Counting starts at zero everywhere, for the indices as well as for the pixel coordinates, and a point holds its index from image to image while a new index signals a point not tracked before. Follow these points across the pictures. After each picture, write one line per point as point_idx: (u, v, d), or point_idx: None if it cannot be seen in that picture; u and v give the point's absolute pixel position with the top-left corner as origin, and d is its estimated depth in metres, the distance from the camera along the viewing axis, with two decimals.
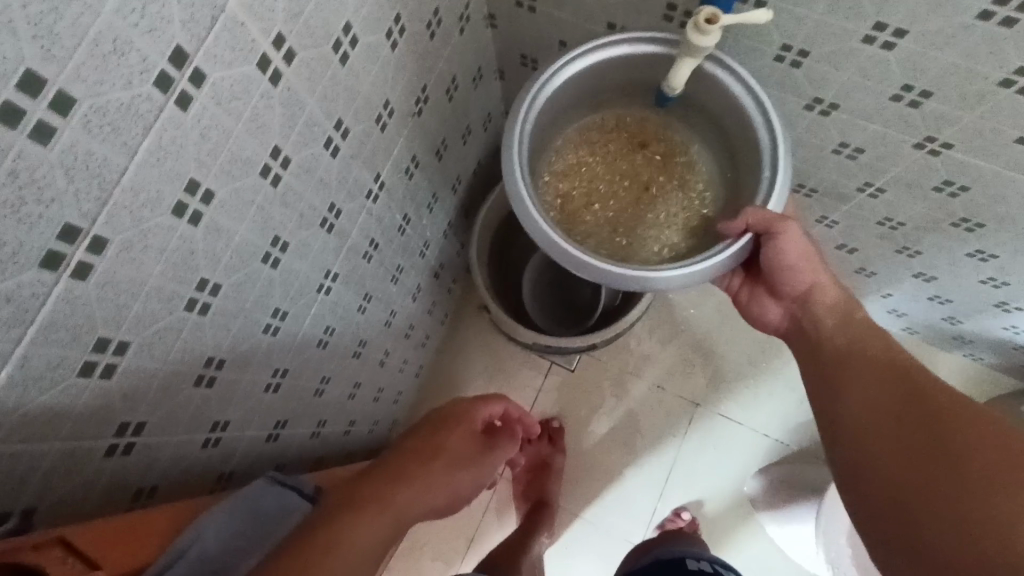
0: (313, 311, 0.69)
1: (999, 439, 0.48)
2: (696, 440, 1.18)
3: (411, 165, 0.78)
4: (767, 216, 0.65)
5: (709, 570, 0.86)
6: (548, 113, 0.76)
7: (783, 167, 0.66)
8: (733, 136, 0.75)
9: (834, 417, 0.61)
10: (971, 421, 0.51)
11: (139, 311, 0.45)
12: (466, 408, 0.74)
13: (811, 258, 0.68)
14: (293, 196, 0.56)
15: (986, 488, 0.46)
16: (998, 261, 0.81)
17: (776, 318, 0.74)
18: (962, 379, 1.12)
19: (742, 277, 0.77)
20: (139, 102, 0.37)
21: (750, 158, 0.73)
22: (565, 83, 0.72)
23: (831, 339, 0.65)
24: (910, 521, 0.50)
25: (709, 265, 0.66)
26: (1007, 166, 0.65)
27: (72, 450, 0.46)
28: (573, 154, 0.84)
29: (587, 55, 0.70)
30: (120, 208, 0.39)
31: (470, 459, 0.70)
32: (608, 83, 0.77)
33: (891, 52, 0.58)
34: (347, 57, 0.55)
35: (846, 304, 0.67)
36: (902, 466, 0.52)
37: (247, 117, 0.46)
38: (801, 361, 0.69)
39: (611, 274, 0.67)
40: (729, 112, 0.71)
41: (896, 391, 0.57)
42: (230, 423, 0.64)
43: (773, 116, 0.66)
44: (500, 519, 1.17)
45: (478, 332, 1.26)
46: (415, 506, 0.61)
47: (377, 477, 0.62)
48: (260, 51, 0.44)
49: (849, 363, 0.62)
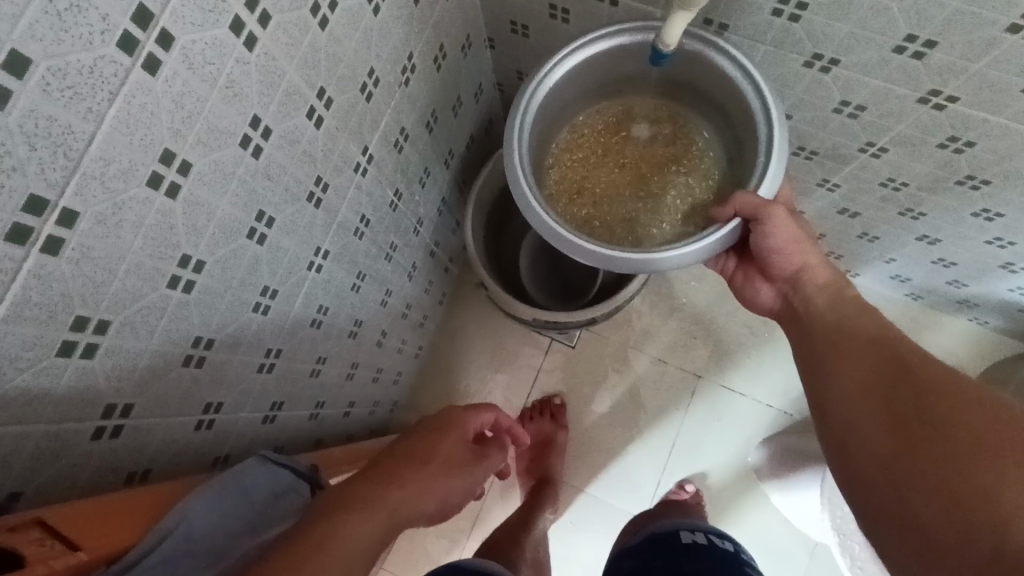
0: (304, 290, 0.68)
1: (991, 410, 0.46)
2: (699, 413, 1.17)
3: (400, 137, 0.76)
4: (756, 203, 0.64)
5: (703, 541, 0.85)
6: (550, 105, 0.75)
7: (778, 151, 0.65)
8: (735, 121, 0.73)
9: (821, 391, 0.59)
10: (957, 390, 0.49)
11: (118, 289, 0.43)
12: (459, 416, 0.74)
13: (798, 241, 0.67)
14: (276, 168, 0.54)
15: (971, 454, 0.45)
16: (1004, 220, 0.80)
17: (769, 300, 0.72)
18: (966, 344, 1.11)
19: (737, 259, 0.76)
20: (102, 64, 0.35)
21: (747, 143, 0.71)
22: (565, 76, 0.71)
23: (821, 316, 0.63)
24: (893, 489, 0.48)
25: (704, 248, 0.65)
26: (1014, 119, 0.63)
27: (58, 433, 0.45)
28: (581, 144, 0.82)
29: (583, 47, 0.69)
30: (90, 178, 0.37)
31: (464, 466, 0.70)
32: (612, 72, 0.75)
33: (894, 0, 0.56)
34: (326, 21, 0.53)
35: (837, 284, 0.65)
36: (886, 435, 0.50)
37: (222, 83, 0.44)
38: (793, 341, 0.67)
39: (618, 260, 0.67)
40: (729, 97, 0.70)
41: (888, 362, 0.55)
42: (223, 405, 0.63)
43: (771, 99, 0.65)
44: (504, 497, 1.17)
45: (476, 311, 1.25)
46: (410, 506, 0.61)
47: (370, 474, 0.61)
48: (233, 13, 0.42)
49: (836, 340, 0.60)
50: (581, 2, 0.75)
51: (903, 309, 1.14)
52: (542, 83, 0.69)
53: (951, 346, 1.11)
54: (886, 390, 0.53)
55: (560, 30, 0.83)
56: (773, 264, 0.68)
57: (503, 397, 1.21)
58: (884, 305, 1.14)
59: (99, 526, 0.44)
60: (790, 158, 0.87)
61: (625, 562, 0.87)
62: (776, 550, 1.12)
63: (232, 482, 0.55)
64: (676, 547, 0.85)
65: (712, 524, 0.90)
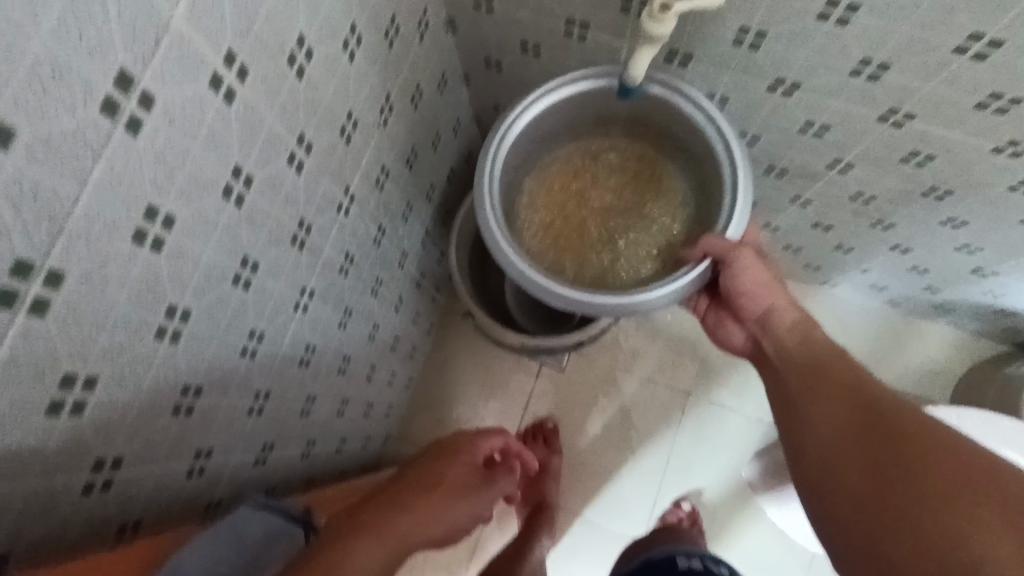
0: (291, 330, 0.68)
1: (960, 459, 0.48)
2: (691, 430, 1.18)
3: (381, 175, 0.77)
4: (721, 245, 0.67)
5: (699, 567, 0.85)
6: (521, 149, 0.77)
7: (742, 194, 0.68)
8: (701, 163, 0.75)
9: (796, 433, 0.59)
10: (927, 435, 0.50)
11: (106, 343, 0.44)
12: (467, 443, 0.77)
13: (769, 283, 0.68)
14: (259, 214, 0.55)
15: (942, 498, 0.46)
16: (970, 228, 0.82)
17: (739, 341, 0.74)
18: (946, 349, 1.14)
19: (709, 299, 0.78)
20: (85, 128, 0.36)
21: (711, 184, 0.74)
22: (536, 120, 0.74)
23: (791, 355, 0.64)
24: (870, 533, 0.49)
25: (678, 287, 0.68)
26: (969, 133, 0.66)
27: (47, 492, 0.45)
28: (551, 184, 0.84)
29: (559, 89, 0.71)
30: (75, 238, 0.38)
31: (471, 491, 0.71)
32: (581, 116, 0.78)
33: (847, 28, 0.59)
34: (303, 70, 0.55)
35: (807, 324, 0.66)
36: (862, 480, 0.51)
37: (203, 136, 0.45)
38: (765, 381, 0.68)
39: (593, 302, 0.68)
40: (694, 141, 0.73)
41: (862, 408, 0.56)
42: (214, 451, 0.63)
43: (732, 141, 0.69)
44: (500, 526, 1.17)
45: (465, 339, 1.25)
46: (421, 530, 0.61)
47: (382, 498, 0.63)
48: (211, 69, 0.44)
49: (805, 380, 0.61)
50: (552, 38, 0.78)
51: (883, 316, 1.16)
52: (514, 127, 0.72)
53: (932, 351, 1.14)
54: (860, 434, 0.54)
55: (532, 64, 0.85)
56: (744, 306, 0.70)
57: (495, 424, 1.21)
58: (864, 313, 1.17)
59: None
60: (762, 177, 0.90)
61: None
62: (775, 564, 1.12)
63: (227, 530, 0.55)
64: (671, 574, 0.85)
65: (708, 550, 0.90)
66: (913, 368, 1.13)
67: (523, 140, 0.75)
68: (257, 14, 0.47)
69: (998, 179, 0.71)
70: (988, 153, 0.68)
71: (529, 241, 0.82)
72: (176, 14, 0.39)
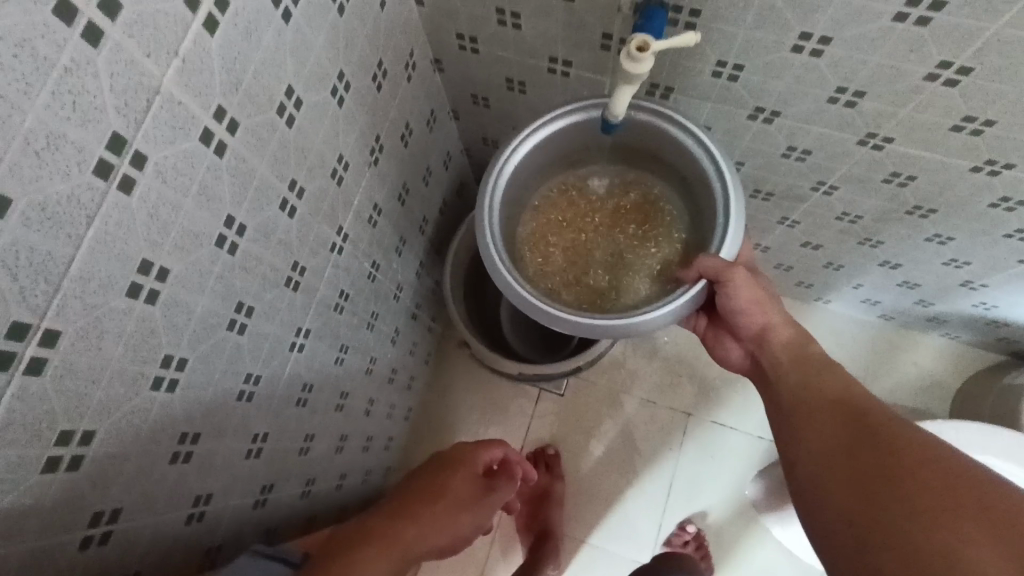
0: (287, 370, 0.69)
1: (949, 474, 0.47)
2: (692, 451, 1.17)
3: (373, 213, 0.78)
4: (717, 265, 0.66)
5: None
6: (517, 180, 0.78)
7: (735, 214, 0.69)
8: (694, 185, 0.76)
9: (791, 452, 0.60)
10: (918, 453, 0.50)
11: (102, 398, 0.44)
12: (466, 454, 0.75)
13: (762, 301, 0.69)
14: (253, 260, 0.56)
15: (928, 516, 0.45)
16: (956, 243, 0.83)
17: (738, 359, 0.75)
18: (942, 360, 1.14)
19: (706, 319, 0.78)
20: (80, 191, 0.37)
21: (705, 207, 0.75)
22: (531, 151, 0.75)
23: (788, 376, 0.65)
24: (858, 549, 0.48)
25: (674, 308, 0.68)
26: (947, 154, 0.67)
27: (45, 548, 0.45)
28: (550, 212, 0.85)
29: (552, 122, 0.73)
30: (71, 297, 0.39)
31: (473, 501, 0.71)
32: (576, 145, 0.80)
33: (821, 59, 0.60)
34: (293, 118, 0.56)
35: (801, 342, 0.67)
36: (851, 496, 0.51)
37: (196, 190, 0.46)
38: (764, 400, 0.68)
39: (588, 326, 0.68)
40: (685, 164, 0.74)
41: (855, 425, 0.56)
42: (213, 495, 0.63)
43: (722, 163, 0.69)
44: (505, 555, 1.16)
45: (463, 367, 1.26)
46: (421, 542, 0.63)
47: (383, 515, 0.63)
48: (202, 126, 0.45)
49: (803, 401, 0.61)
50: (535, 73, 0.79)
51: (878, 330, 1.17)
52: (510, 160, 0.73)
53: (928, 363, 1.14)
54: (851, 451, 0.54)
55: (518, 99, 0.87)
56: (739, 322, 0.71)
57: None
58: (859, 328, 1.17)
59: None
60: (749, 200, 0.91)
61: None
62: None
63: None
64: None
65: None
66: (911, 382, 1.13)
67: (521, 171, 0.77)
68: (246, 70, 0.48)
69: (978, 196, 0.73)
70: (967, 172, 0.69)
71: (528, 268, 0.82)
72: (167, 77, 0.40)
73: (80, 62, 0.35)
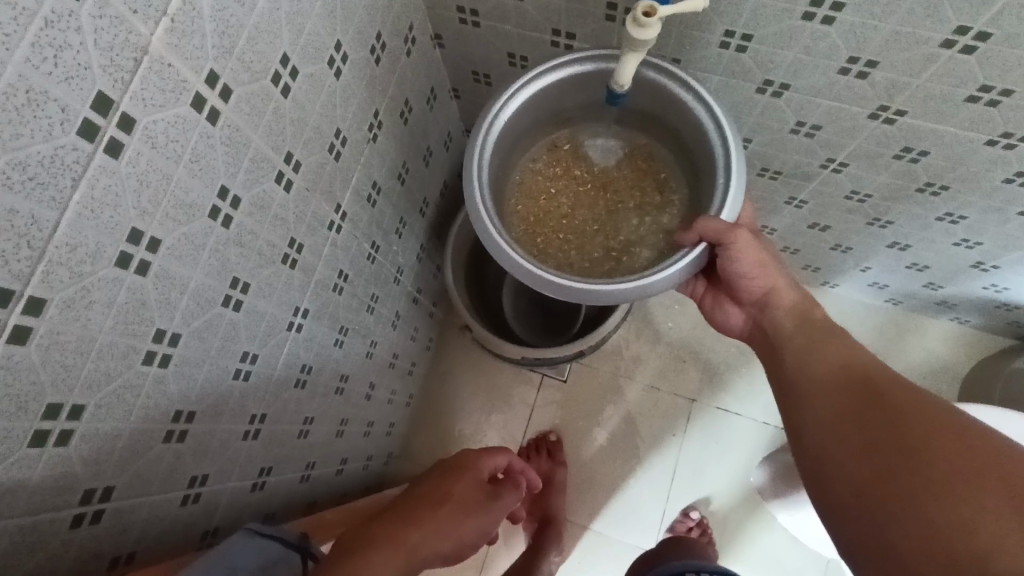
0: (285, 351, 0.67)
1: (964, 441, 0.45)
2: (697, 438, 1.16)
3: (372, 191, 0.77)
4: (720, 228, 0.63)
5: None
6: (508, 138, 0.75)
7: (736, 173, 0.66)
8: (693, 149, 0.74)
9: (797, 421, 0.58)
10: (929, 418, 0.48)
11: (92, 371, 0.43)
12: (473, 458, 0.71)
13: (765, 265, 0.67)
14: (247, 235, 0.55)
15: (941, 483, 0.43)
16: (968, 223, 0.82)
17: (739, 323, 0.73)
18: (949, 344, 1.13)
19: (705, 282, 0.77)
20: (63, 152, 0.35)
21: (705, 167, 0.72)
22: (523, 107, 0.72)
23: (793, 343, 0.63)
24: (871, 519, 0.47)
25: (671, 276, 0.65)
26: (962, 127, 0.66)
27: (35, 526, 0.44)
28: (548, 168, 0.84)
29: (540, 78, 0.70)
30: (56, 264, 0.37)
31: (478, 505, 0.66)
32: (569, 102, 0.77)
33: (832, 26, 0.58)
34: (288, 89, 0.54)
35: (803, 308, 0.66)
36: (860, 464, 0.49)
37: (188, 158, 0.45)
38: (767, 366, 0.67)
39: (590, 290, 0.66)
40: (684, 123, 0.72)
41: (859, 394, 0.54)
42: (209, 477, 0.61)
43: (724, 120, 0.66)
44: (508, 542, 1.15)
45: (464, 353, 1.24)
46: (426, 549, 0.57)
47: (384, 518, 0.59)
48: (193, 91, 0.43)
49: (807, 366, 0.60)
50: (538, 47, 0.78)
51: (885, 315, 1.15)
52: (498, 117, 0.70)
53: (935, 347, 1.13)
54: (859, 417, 0.52)
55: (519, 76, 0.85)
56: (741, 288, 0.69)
57: (499, 438, 1.19)
58: (866, 312, 1.16)
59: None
60: (755, 179, 0.89)
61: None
62: (791, 571, 1.10)
63: (216, 561, 0.51)
64: None
65: (716, 564, 0.84)
66: (918, 366, 1.12)
67: (512, 129, 0.75)
68: (238, 35, 0.46)
69: (992, 171, 0.71)
70: (982, 146, 0.67)
71: (518, 231, 0.81)
72: (154, 36, 0.39)
73: (61, 13, 0.33)
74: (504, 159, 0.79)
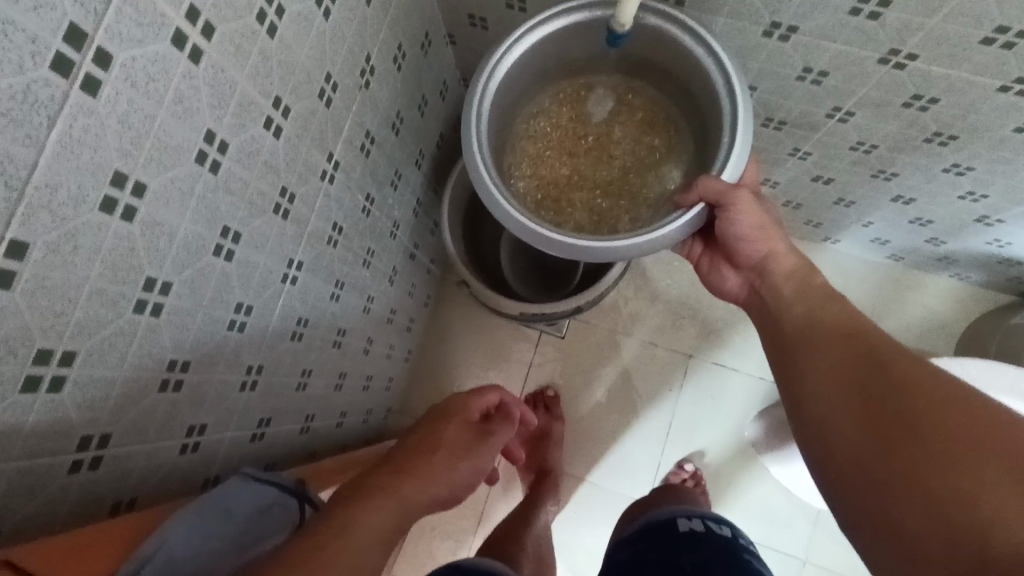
0: (280, 303, 0.67)
1: (969, 410, 0.45)
2: (693, 393, 1.17)
3: (366, 141, 0.75)
4: (721, 188, 0.62)
5: (700, 529, 0.81)
6: (510, 86, 0.73)
7: (742, 130, 0.64)
8: (702, 103, 0.71)
9: (796, 388, 0.57)
10: (935, 387, 0.48)
11: (81, 317, 0.43)
12: (461, 402, 0.71)
13: (765, 229, 0.65)
14: (236, 182, 0.53)
15: (951, 457, 0.43)
16: (974, 174, 0.80)
17: (736, 286, 0.72)
18: (949, 301, 1.12)
19: (703, 243, 0.75)
20: (37, 88, 0.34)
21: (713, 124, 0.70)
22: (526, 54, 0.70)
23: (794, 309, 0.62)
24: (878, 491, 0.46)
25: (665, 234, 0.64)
26: (974, 72, 0.63)
27: (32, 472, 0.44)
28: (556, 116, 0.82)
29: (544, 24, 0.67)
30: (37, 206, 0.36)
31: (470, 448, 0.66)
32: (576, 49, 0.75)
33: None
34: (275, 28, 0.52)
35: (804, 271, 0.64)
36: (864, 437, 0.49)
37: (171, 99, 0.43)
38: (764, 331, 0.66)
39: (590, 249, 0.64)
40: (695, 79, 0.69)
41: (858, 362, 0.53)
42: (207, 426, 0.62)
43: (734, 77, 0.64)
44: (506, 493, 1.18)
45: (462, 310, 1.24)
46: (423, 497, 0.58)
47: (379, 471, 0.58)
48: (173, 26, 0.41)
49: (808, 332, 0.59)
50: None
51: (885, 271, 1.14)
52: (498, 66, 0.68)
53: (934, 303, 1.12)
54: (861, 386, 0.51)
55: (518, 19, 0.82)
56: (740, 252, 0.68)
57: None
58: (866, 269, 1.15)
59: (61, 571, 0.40)
60: (759, 130, 0.87)
61: (620, 555, 0.84)
62: (778, 519, 1.13)
63: (213, 504, 0.52)
64: (673, 536, 0.81)
65: (709, 509, 0.85)
66: (916, 322, 1.12)
67: (512, 78, 0.72)
68: None
69: (1003, 120, 0.69)
70: (994, 92, 0.65)
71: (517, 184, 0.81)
72: None
73: None
74: (507, 109, 0.77)
